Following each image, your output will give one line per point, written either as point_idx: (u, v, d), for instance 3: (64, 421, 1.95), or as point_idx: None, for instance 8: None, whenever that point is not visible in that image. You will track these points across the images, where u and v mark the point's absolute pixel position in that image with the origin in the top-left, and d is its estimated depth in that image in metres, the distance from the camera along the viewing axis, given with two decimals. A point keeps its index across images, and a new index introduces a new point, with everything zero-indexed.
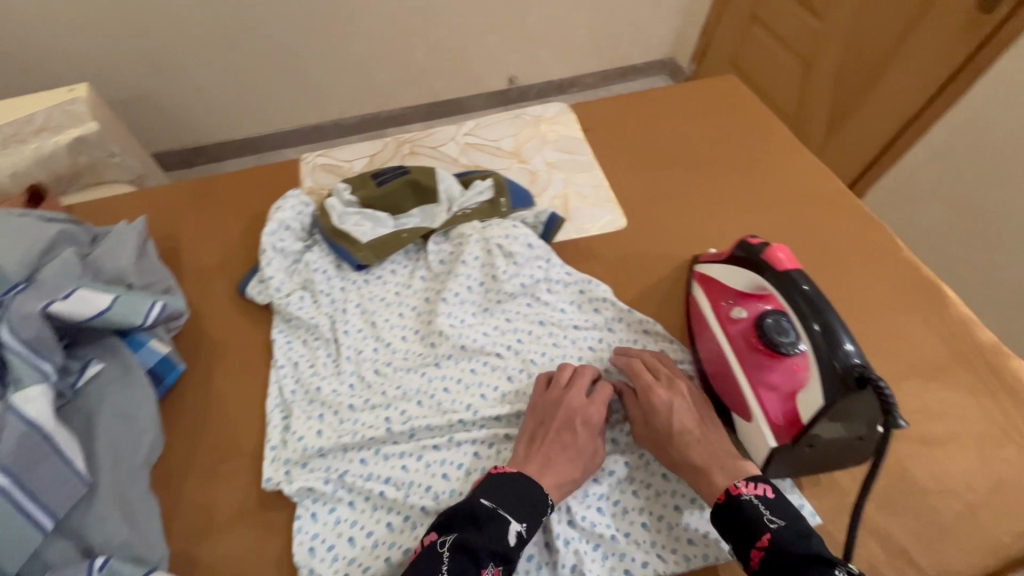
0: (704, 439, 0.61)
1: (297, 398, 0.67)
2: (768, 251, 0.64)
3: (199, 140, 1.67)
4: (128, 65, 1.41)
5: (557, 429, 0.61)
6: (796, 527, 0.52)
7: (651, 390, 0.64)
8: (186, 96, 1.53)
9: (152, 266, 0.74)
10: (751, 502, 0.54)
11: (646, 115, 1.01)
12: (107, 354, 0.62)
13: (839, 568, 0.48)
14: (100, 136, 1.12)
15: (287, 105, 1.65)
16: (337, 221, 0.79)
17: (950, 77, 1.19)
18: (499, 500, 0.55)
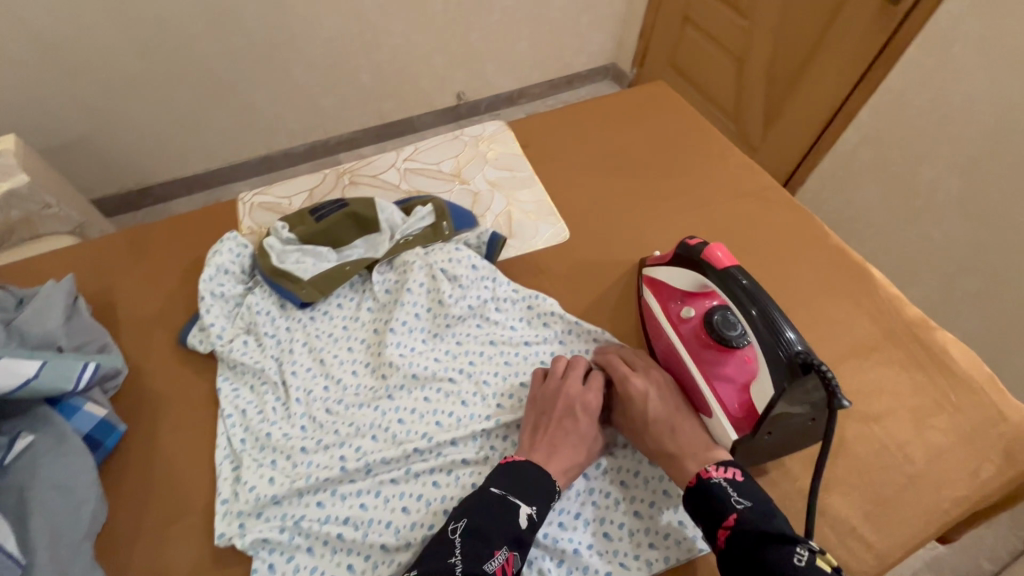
0: (681, 424, 0.62)
1: (247, 447, 0.66)
2: (706, 250, 0.66)
3: (141, 182, 1.62)
4: (56, 112, 1.37)
5: (559, 417, 0.63)
6: (763, 508, 0.53)
7: (628, 379, 0.66)
8: (121, 138, 1.49)
9: (84, 325, 0.71)
10: (719, 484, 0.55)
11: (583, 126, 1.03)
12: (38, 425, 0.59)
13: (799, 544, 0.49)
14: (31, 187, 1.14)
15: (230, 140, 1.62)
16: (276, 260, 0.78)
17: (868, 66, 1.26)
18: (508, 487, 0.57)
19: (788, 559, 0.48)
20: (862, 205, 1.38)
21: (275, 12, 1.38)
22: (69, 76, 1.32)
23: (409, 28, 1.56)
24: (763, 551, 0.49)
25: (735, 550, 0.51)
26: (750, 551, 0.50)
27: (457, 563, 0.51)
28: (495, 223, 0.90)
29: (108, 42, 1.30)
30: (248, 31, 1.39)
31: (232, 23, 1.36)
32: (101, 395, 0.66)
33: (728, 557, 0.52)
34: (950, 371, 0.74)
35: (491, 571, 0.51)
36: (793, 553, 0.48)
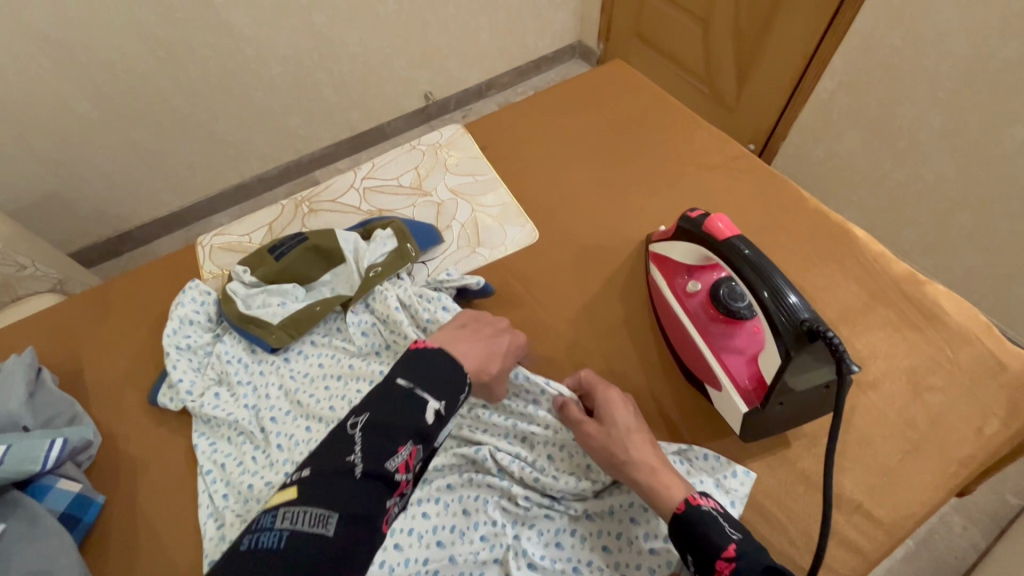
0: (655, 441, 0.60)
1: (231, 502, 0.63)
2: (707, 222, 0.63)
3: (116, 228, 1.58)
4: (13, 171, 1.33)
5: (472, 324, 0.67)
6: (752, 541, 0.51)
7: (610, 401, 0.62)
8: (86, 187, 1.45)
9: (50, 398, 0.69)
10: (712, 512, 0.52)
11: (544, 118, 1.00)
12: (8, 512, 0.57)
13: None
14: None
15: (199, 174, 1.58)
16: (242, 305, 0.76)
17: (835, 12, 1.21)
18: (416, 379, 0.58)
19: None
20: (844, 155, 1.34)
21: (223, 38, 1.34)
22: (23, 132, 1.28)
23: (364, 36, 1.52)
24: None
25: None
26: None
27: (356, 463, 0.53)
28: (461, 232, 0.87)
29: (53, 93, 1.25)
30: (196, 61, 1.35)
31: (179, 57, 1.32)
32: (74, 469, 0.64)
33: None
34: (945, 326, 0.72)
35: (395, 468, 0.54)
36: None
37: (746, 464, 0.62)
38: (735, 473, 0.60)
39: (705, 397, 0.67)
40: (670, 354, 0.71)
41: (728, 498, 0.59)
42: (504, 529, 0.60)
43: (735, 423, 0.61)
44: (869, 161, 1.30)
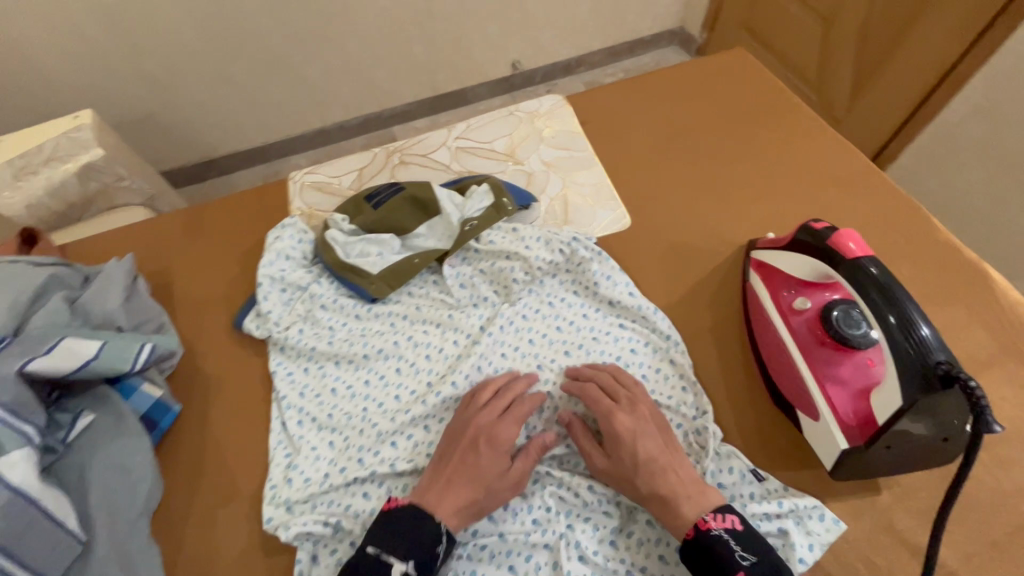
0: (674, 462, 0.56)
1: (305, 431, 0.65)
2: (835, 237, 0.57)
3: (205, 154, 1.64)
4: (123, 88, 1.38)
5: (462, 450, 0.58)
6: (769, 563, 0.48)
7: (612, 415, 0.59)
8: (185, 111, 1.50)
9: (142, 305, 0.73)
10: (721, 538, 0.49)
11: (650, 100, 0.94)
12: (97, 404, 0.61)
13: None
14: (107, 160, 1.14)
15: (286, 113, 1.62)
16: (341, 253, 0.75)
17: (986, 27, 1.08)
18: (382, 542, 0.52)
19: None
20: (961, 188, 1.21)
21: None
22: (135, 51, 1.33)
23: None
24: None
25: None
26: None
27: None
28: (550, 206, 0.84)
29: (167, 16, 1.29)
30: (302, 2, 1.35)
31: None
32: (157, 375, 0.66)
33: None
34: None
35: None
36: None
37: (830, 504, 0.57)
38: (822, 516, 0.55)
39: (792, 424, 0.62)
40: (758, 371, 0.66)
41: (808, 540, 0.54)
42: (558, 517, 0.58)
43: (828, 459, 0.55)
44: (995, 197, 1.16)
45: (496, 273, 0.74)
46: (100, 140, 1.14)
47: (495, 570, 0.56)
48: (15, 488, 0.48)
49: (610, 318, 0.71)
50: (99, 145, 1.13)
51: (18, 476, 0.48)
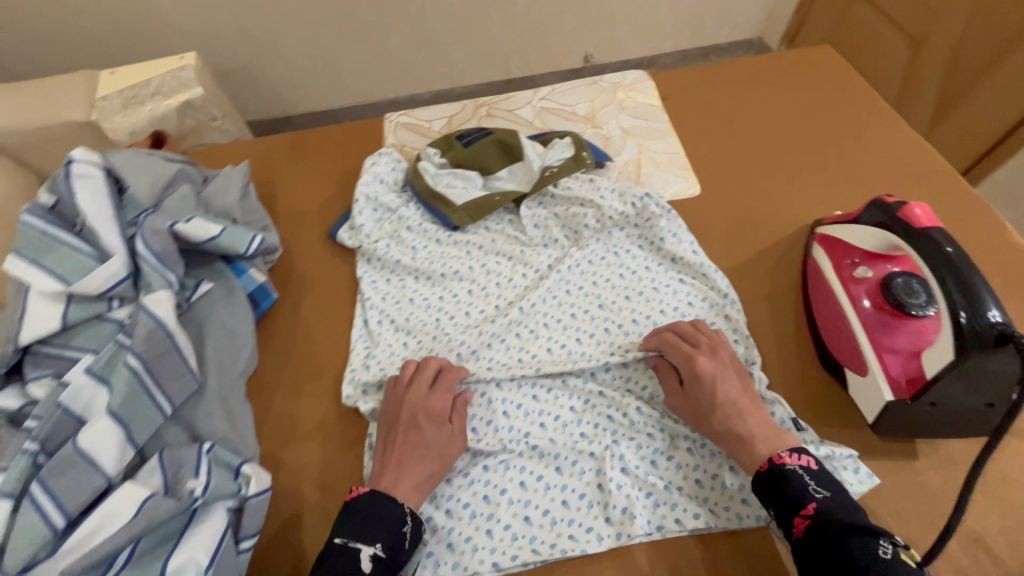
0: (750, 406, 0.58)
1: (384, 329, 0.72)
2: (902, 209, 0.60)
3: (286, 110, 1.71)
4: (224, 42, 1.46)
5: (403, 432, 0.59)
6: (844, 500, 0.50)
7: (694, 358, 0.60)
8: (280, 69, 1.57)
9: (254, 206, 0.82)
10: (796, 472, 0.52)
11: (730, 86, 0.98)
12: (214, 277, 0.69)
13: (882, 538, 0.46)
14: (205, 100, 1.21)
15: (364, 81, 1.67)
16: (430, 182, 0.82)
17: None
18: (348, 531, 0.53)
19: (873, 550, 0.45)
20: None
21: None
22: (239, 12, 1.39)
23: None
24: (849, 542, 0.46)
25: (814, 542, 0.48)
26: (837, 546, 0.46)
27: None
28: (624, 168, 0.89)
29: None
30: None
31: None
32: (262, 264, 0.75)
33: (803, 548, 0.49)
34: None
35: None
36: (877, 546, 0.46)
37: (865, 461, 0.60)
38: (856, 468, 0.58)
39: (839, 385, 0.65)
40: (810, 336, 0.69)
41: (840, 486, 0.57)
42: (604, 433, 0.63)
43: (874, 412, 0.59)
44: None
45: (570, 218, 0.79)
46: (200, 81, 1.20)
47: (544, 468, 0.61)
48: (158, 319, 0.57)
49: (671, 272, 0.75)
50: (199, 85, 1.19)
51: (161, 309, 0.58)
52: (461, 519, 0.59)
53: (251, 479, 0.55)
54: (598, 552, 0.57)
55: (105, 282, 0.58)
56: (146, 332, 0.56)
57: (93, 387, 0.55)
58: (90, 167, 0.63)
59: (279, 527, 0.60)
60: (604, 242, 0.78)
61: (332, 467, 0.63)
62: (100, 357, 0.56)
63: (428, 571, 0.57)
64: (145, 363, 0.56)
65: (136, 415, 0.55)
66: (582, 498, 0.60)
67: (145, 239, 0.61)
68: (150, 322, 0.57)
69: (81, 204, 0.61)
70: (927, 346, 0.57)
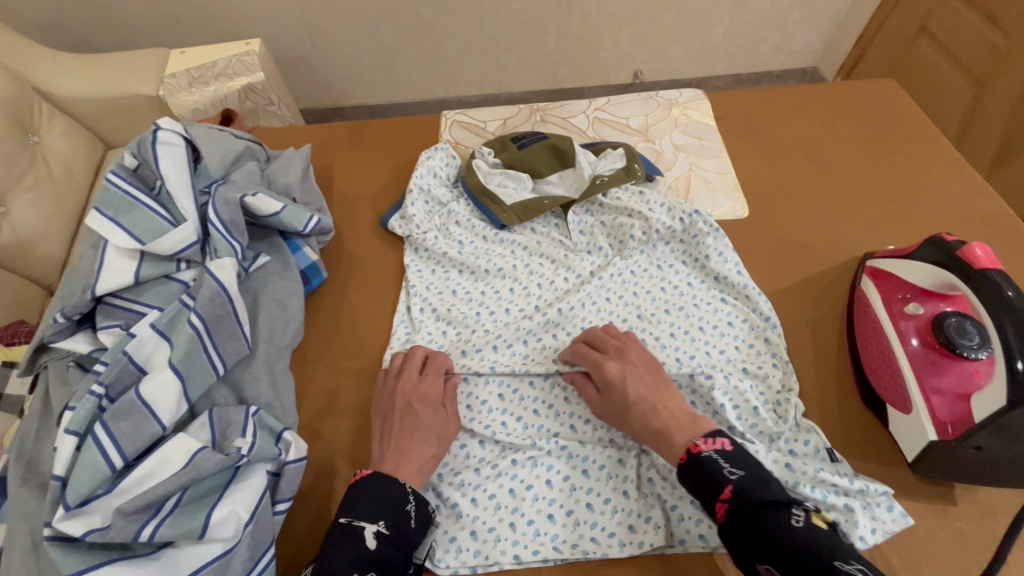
0: (662, 399, 0.59)
1: (425, 317, 0.74)
2: (962, 247, 0.59)
3: (338, 102, 1.77)
4: (292, 31, 1.52)
5: (399, 418, 0.61)
6: (757, 475, 0.50)
7: (601, 364, 0.62)
8: (337, 61, 1.63)
9: (312, 188, 0.85)
10: (712, 458, 0.51)
11: (787, 112, 0.97)
12: (272, 251, 0.73)
13: (795, 507, 0.47)
14: (266, 85, 1.25)
15: (418, 79, 1.71)
16: (482, 180, 0.85)
17: None
18: (351, 511, 0.54)
19: (787, 522, 0.45)
20: None
21: None
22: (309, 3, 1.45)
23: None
24: (766, 520, 0.46)
25: (737, 526, 0.47)
26: (756, 527, 0.46)
27: None
28: (673, 184, 0.89)
29: None
30: None
31: None
32: (315, 244, 0.78)
33: (728, 533, 0.48)
34: None
35: None
36: (791, 516, 0.46)
37: (899, 500, 0.59)
38: (889, 506, 0.58)
39: (878, 420, 0.64)
40: (852, 369, 0.68)
41: (872, 523, 0.57)
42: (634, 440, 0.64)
43: (916, 450, 0.59)
44: None
45: (616, 228, 0.80)
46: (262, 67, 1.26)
47: (570, 468, 0.62)
48: (221, 283, 0.61)
49: (713, 291, 0.75)
50: (261, 70, 1.24)
51: (225, 275, 0.61)
52: (486, 509, 0.60)
53: (291, 446, 0.58)
54: (620, 557, 0.57)
55: (179, 243, 0.62)
56: (210, 294, 0.60)
57: (156, 341, 0.58)
58: (174, 136, 0.66)
59: (309, 495, 0.62)
60: (647, 254, 0.78)
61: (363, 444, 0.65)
62: (165, 315, 0.59)
63: (450, 555, 0.58)
64: (205, 323, 0.59)
65: (192, 373, 0.58)
66: (607, 502, 0.60)
67: (216, 208, 0.65)
68: (214, 285, 0.60)
69: (162, 168, 0.64)
70: (976, 390, 0.55)
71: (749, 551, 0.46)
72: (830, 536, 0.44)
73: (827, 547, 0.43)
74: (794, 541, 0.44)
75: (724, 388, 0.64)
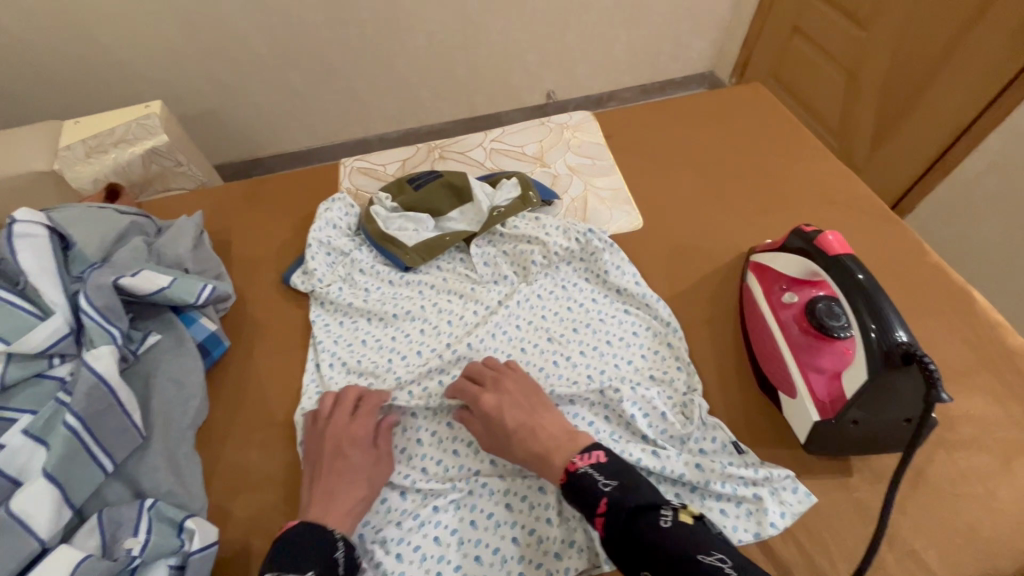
0: (541, 420, 0.61)
1: (335, 373, 0.73)
2: (819, 237, 0.64)
3: (256, 152, 1.68)
4: (191, 90, 1.45)
5: (326, 462, 0.61)
6: (629, 482, 0.51)
7: (478, 397, 0.63)
8: (246, 114, 1.56)
9: (206, 255, 0.81)
10: (586, 473, 0.53)
11: (671, 124, 1.03)
12: (164, 328, 0.70)
13: (663, 507, 0.48)
14: (170, 147, 1.18)
15: (330, 123, 1.67)
16: (382, 225, 0.85)
17: (992, 99, 1.15)
18: (273, 561, 0.51)
19: (654, 523, 0.47)
20: (978, 240, 1.24)
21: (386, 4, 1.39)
22: (204, 61, 1.40)
23: (508, 27, 1.55)
24: (637, 525, 0.47)
25: (615, 537, 0.48)
26: (628, 535, 0.47)
27: None
28: (572, 205, 0.92)
29: (238, 25, 1.34)
30: (355, 22, 1.41)
31: (338, 17, 1.39)
32: (213, 312, 0.75)
33: (610, 545, 0.48)
34: None
35: None
36: (658, 518, 0.47)
37: (801, 480, 0.63)
38: (795, 489, 0.61)
39: (773, 404, 0.69)
40: (749, 360, 0.72)
41: (780, 507, 0.60)
42: None
43: (803, 432, 0.62)
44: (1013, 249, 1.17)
45: (518, 254, 0.82)
46: (166, 128, 1.18)
47: (494, 504, 0.62)
48: (100, 374, 0.58)
49: (616, 304, 0.78)
50: (164, 132, 1.17)
51: (103, 365, 0.58)
52: (412, 563, 0.59)
53: (195, 534, 0.55)
54: None
55: (47, 338, 0.58)
56: (86, 389, 0.56)
57: (30, 449, 0.54)
58: (35, 227, 0.63)
59: None
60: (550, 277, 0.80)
61: (279, 517, 0.63)
62: (38, 418, 0.56)
63: None
64: (84, 420, 0.56)
65: (73, 476, 0.54)
66: (533, 533, 0.60)
67: (88, 296, 0.62)
68: (91, 378, 0.57)
69: (23, 263, 0.61)
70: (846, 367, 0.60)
71: (628, 560, 0.47)
72: (693, 529, 0.46)
73: (687, 542, 0.44)
74: (659, 540, 0.45)
75: (633, 399, 0.66)
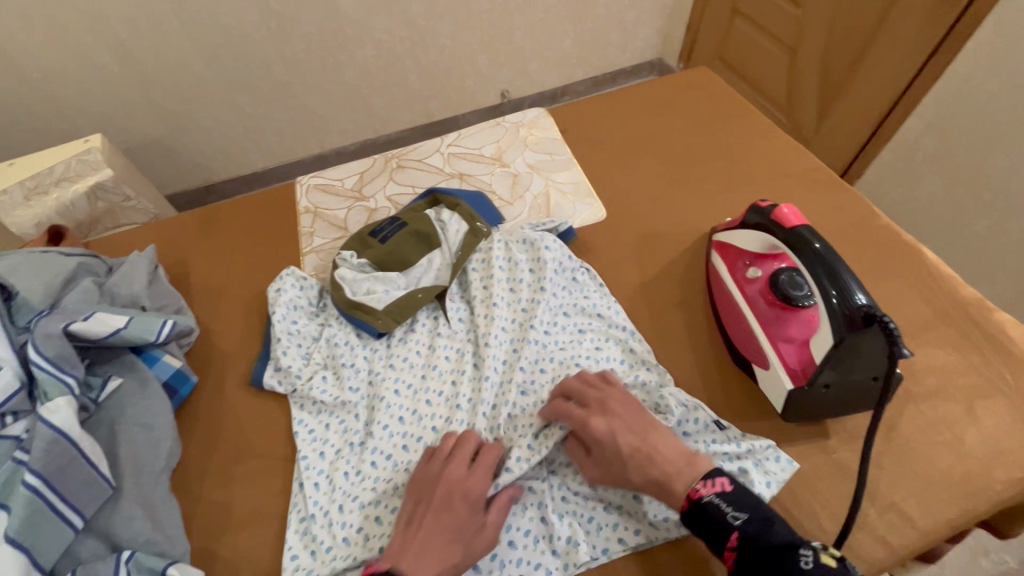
0: (659, 442, 0.57)
1: (319, 495, 0.63)
2: (774, 211, 0.66)
3: (208, 179, 1.62)
4: (132, 121, 1.40)
5: (434, 506, 0.57)
6: (761, 514, 0.51)
7: (587, 422, 0.59)
8: (194, 141, 1.51)
9: (163, 290, 0.78)
10: (713, 503, 0.52)
11: (624, 113, 1.05)
12: (125, 370, 0.67)
13: (801, 546, 0.47)
14: (115, 181, 1.12)
15: (283, 142, 1.62)
16: (349, 292, 0.77)
17: (924, 62, 1.19)
18: None
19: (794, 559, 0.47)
20: (926, 200, 1.29)
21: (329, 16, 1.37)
22: (142, 89, 1.34)
23: (456, 29, 1.54)
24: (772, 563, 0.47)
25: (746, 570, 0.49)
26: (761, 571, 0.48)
27: None
28: (534, 203, 0.93)
29: (175, 49, 1.30)
30: (297, 36, 1.38)
31: (280, 33, 1.36)
32: (176, 348, 0.72)
33: None
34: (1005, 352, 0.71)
35: None
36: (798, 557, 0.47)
37: (782, 449, 0.64)
38: (776, 457, 0.62)
39: (750, 381, 0.70)
40: (723, 340, 0.73)
41: (766, 478, 0.60)
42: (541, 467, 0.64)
43: (779, 402, 0.64)
44: (959, 204, 1.23)
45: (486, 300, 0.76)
46: (109, 162, 1.13)
47: None
48: (57, 428, 0.55)
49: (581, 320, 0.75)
50: (108, 167, 1.11)
51: (59, 418, 0.55)
52: None
53: None
54: None
55: None
56: (44, 445, 0.54)
57: None
58: None
59: None
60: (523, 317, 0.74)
61: (267, 551, 0.61)
62: None
63: None
64: (44, 477, 0.53)
65: (39, 538, 0.52)
66: (528, 534, 0.60)
67: (36, 346, 0.58)
68: (48, 433, 0.54)
69: None
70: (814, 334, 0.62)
71: None
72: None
73: None
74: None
75: None
